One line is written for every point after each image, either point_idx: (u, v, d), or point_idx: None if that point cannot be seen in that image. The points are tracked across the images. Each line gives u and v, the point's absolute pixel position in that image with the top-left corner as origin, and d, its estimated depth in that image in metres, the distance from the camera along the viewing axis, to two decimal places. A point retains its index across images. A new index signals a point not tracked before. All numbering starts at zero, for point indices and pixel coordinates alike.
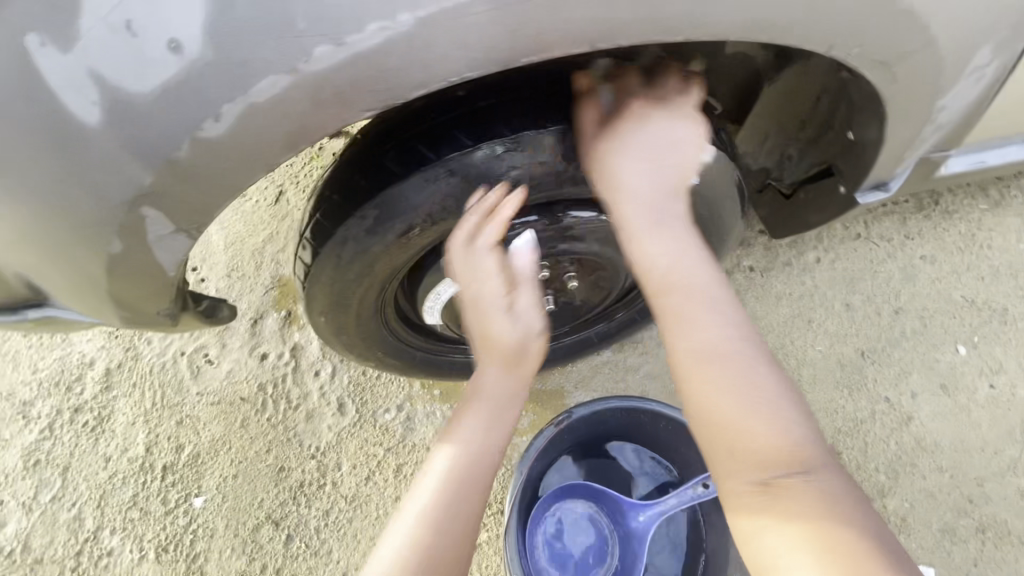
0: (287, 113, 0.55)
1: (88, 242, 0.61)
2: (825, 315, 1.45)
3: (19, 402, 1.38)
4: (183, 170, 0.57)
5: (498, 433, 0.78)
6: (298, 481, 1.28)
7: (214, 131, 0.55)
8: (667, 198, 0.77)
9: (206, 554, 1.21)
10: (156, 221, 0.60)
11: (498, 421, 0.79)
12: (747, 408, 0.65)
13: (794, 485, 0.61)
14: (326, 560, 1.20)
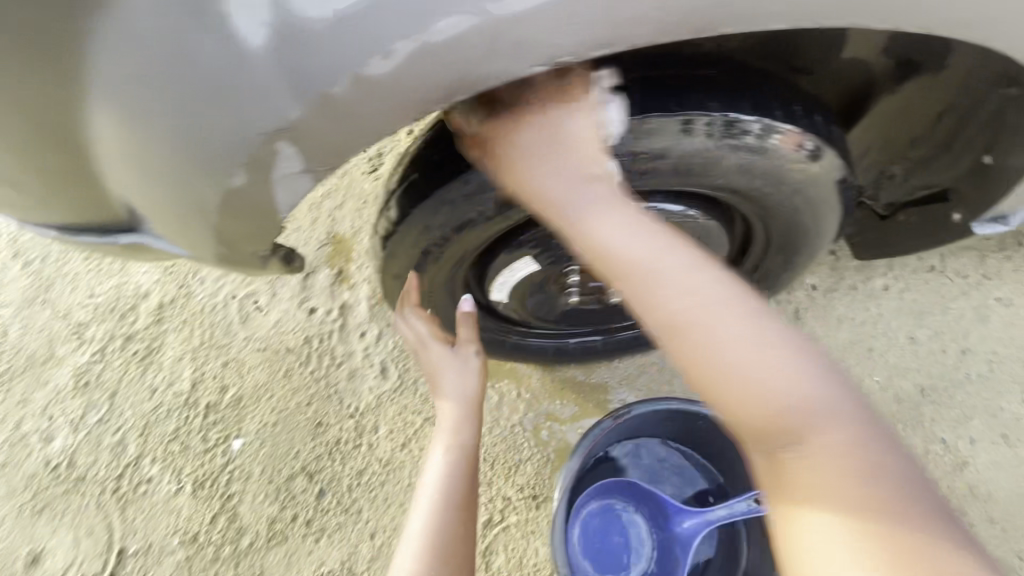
0: (457, 60, 0.50)
1: (211, 174, 0.54)
2: (888, 345, 1.39)
3: (75, 322, 1.41)
4: (336, 107, 0.51)
5: (469, 429, 0.94)
6: (335, 437, 1.28)
7: (380, 70, 0.49)
8: (585, 183, 0.64)
9: (240, 496, 1.23)
10: (289, 158, 0.54)
11: (465, 419, 0.94)
12: (742, 378, 0.54)
13: (821, 459, 0.50)
14: (356, 518, 1.21)
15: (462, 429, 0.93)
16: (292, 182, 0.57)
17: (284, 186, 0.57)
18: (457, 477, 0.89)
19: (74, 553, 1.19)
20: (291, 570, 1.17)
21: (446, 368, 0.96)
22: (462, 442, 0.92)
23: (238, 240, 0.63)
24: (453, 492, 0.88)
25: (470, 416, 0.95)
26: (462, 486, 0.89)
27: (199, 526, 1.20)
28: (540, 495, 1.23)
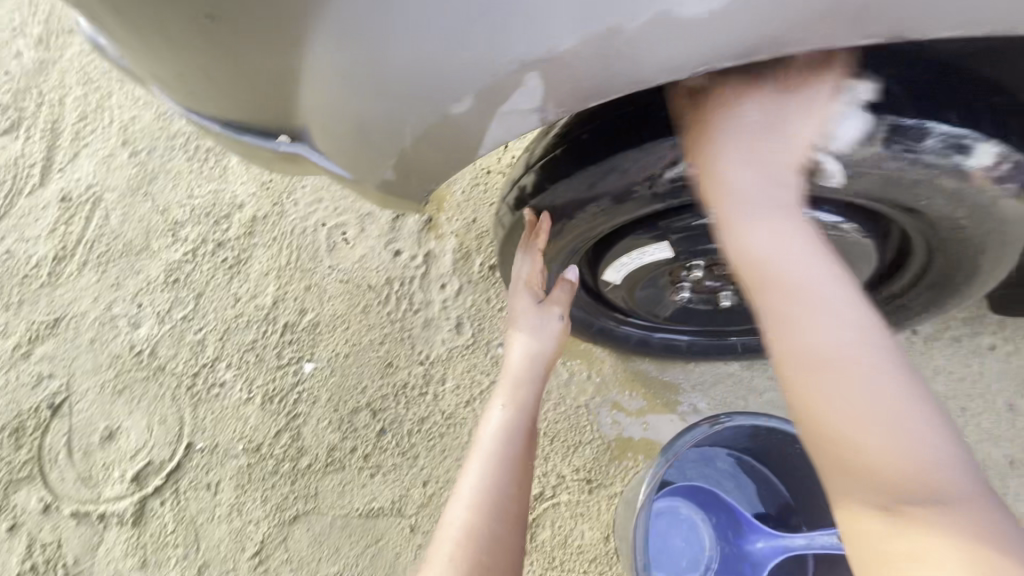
0: (785, 14, 0.47)
1: (438, 95, 0.53)
2: (983, 407, 1.30)
3: (171, 219, 1.44)
4: (616, 46, 0.48)
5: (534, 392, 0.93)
6: (402, 380, 1.29)
7: (694, 11, 0.46)
8: (780, 185, 0.64)
9: (305, 418, 1.25)
10: (529, 92, 0.52)
11: (530, 380, 0.93)
12: (865, 407, 0.53)
13: (930, 529, 0.47)
14: (412, 463, 1.22)
15: (526, 391, 0.92)
16: (511, 121, 0.55)
17: (505, 121, 0.55)
18: (517, 438, 0.87)
19: (146, 437, 1.22)
20: (343, 497, 1.19)
21: (525, 322, 0.92)
22: (526, 403, 0.91)
23: (421, 170, 0.62)
24: (513, 451, 0.85)
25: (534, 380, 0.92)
26: (521, 448, 0.86)
27: (263, 438, 1.23)
28: (595, 481, 1.22)
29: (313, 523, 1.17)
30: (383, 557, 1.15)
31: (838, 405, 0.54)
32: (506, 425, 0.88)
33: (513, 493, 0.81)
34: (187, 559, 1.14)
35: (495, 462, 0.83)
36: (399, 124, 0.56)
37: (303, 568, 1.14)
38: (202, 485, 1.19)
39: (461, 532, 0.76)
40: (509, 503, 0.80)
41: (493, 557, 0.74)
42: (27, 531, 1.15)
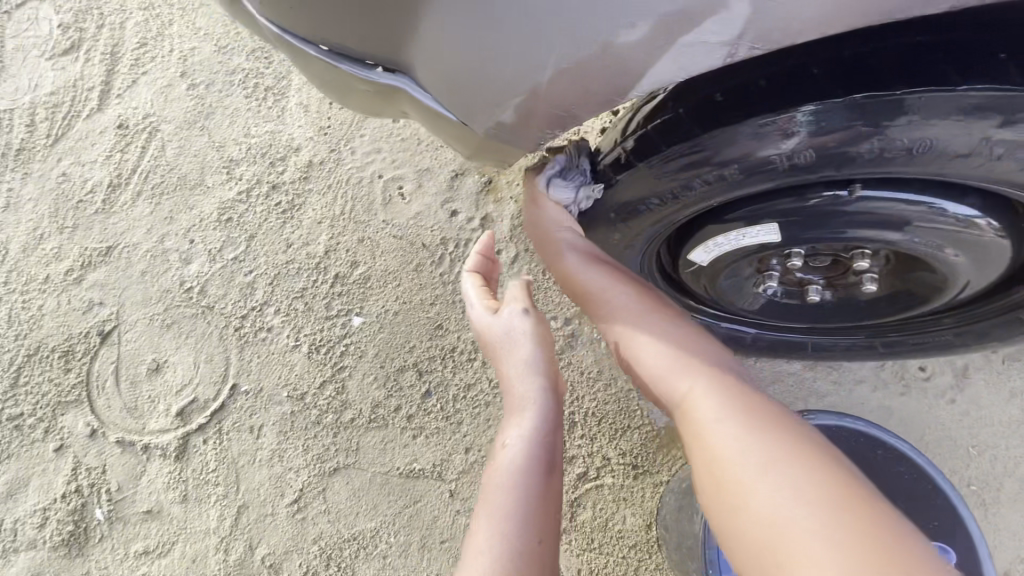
0: None
1: (614, 22, 0.47)
2: None
3: (227, 156, 1.40)
4: None
5: (545, 414, 0.80)
6: (451, 344, 1.25)
7: None
8: (606, 267, 0.88)
9: (351, 371, 1.23)
10: (727, 21, 0.46)
11: (539, 405, 0.80)
12: (661, 350, 0.81)
13: (725, 447, 0.66)
14: (455, 428, 1.19)
15: (533, 420, 0.79)
16: (694, 55, 0.49)
17: (686, 55, 0.49)
18: (527, 481, 0.76)
19: (192, 374, 1.21)
20: (384, 455, 1.17)
21: (517, 347, 0.83)
22: (534, 434, 0.79)
23: (543, 109, 0.57)
24: (523, 502, 0.74)
25: (548, 401, 0.81)
26: (534, 491, 0.76)
27: (308, 387, 1.21)
28: (640, 467, 1.18)
29: (353, 477, 1.15)
30: (421, 518, 1.14)
31: (652, 357, 0.81)
32: (514, 469, 0.77)
33: (527, 553, 0.71)
34: (227, 498, 1.13)
35: (500, 521, 0.73)
36: (540, 52, 0.50)
37: (341, 521, 1.13)
38: (245, 428, 1.18)
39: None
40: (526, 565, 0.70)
41: None
42: (73, 453, 1.15)
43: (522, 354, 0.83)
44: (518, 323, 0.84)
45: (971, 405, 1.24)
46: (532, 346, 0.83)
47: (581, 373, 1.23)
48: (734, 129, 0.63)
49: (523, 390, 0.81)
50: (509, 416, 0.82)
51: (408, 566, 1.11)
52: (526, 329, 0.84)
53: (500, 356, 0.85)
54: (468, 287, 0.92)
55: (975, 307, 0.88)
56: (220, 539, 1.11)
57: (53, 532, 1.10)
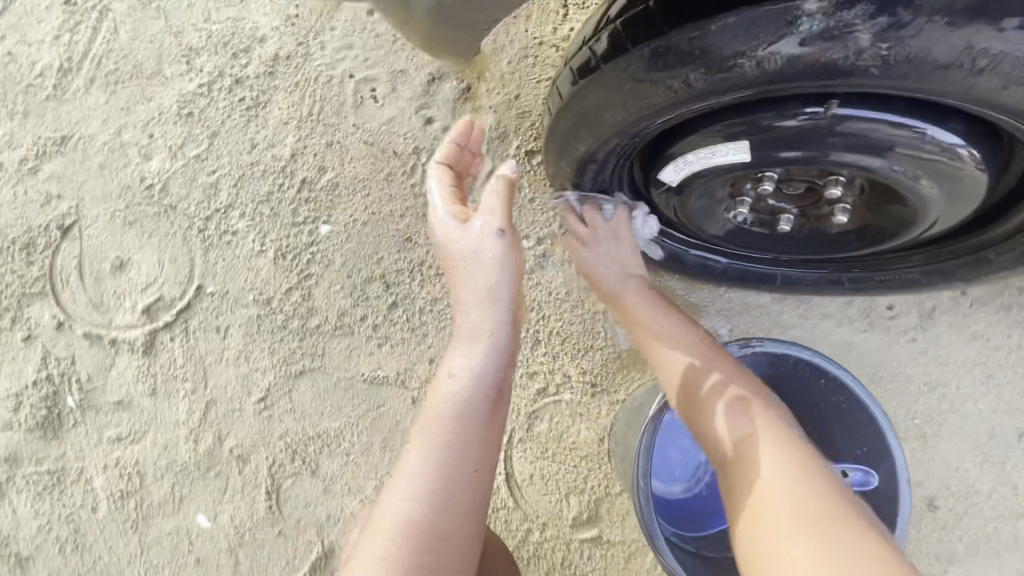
0: None
1: None
2: (1009, 378, 1.25)
3: (186, 44, 1.29)
4: None
5: (498, 348, 0.81)
6: (419, 258, 1.23)
7: None
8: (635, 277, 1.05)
9: (318, 280, 1.22)
10: None
11: (495, 336, 0.81)
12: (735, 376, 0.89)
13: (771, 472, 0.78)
14: (419, 340, 1.21)
15: (487, 350, 0.81)
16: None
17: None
18: (474, 411, 0.76)
19: (157, 274, 1.20)
20: (349, 361, 1.19)
21: (477, 274, 0.84)
22: (486, 364, 0.79)
23: None
24: (462, 431, 0.75)
25: (507, 334, 0.82)
26: (476, 420, 0.76)
27: (274, 292, 1.21)
28: (598, 385, 1.21)
29: (318, 380, 1.18)
30: (383, 422, 1.18)
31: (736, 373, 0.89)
32: (459, 399, 0.77)
33: (461, 480, 0.71)
34: (195, 393, 1.16)
35: (438, 445, 0.73)
36: None
37: (306, 420, 1.17)
38: (212, 328, 1.19)
39: (398, 532, 0.68)
40: (457, 489, 0.71)
41: (447, 545, 0.68)
42: (42, 344, 1.16)
43: (485, 280, 0.84)
44: (487, 243, 0.83)
45: (930, 344, 1.27)
46: (498, 271, 0.83)
47: (549, 293, 1.24)
48: (705, 29, 0.58)
49: (480, 327, 0.81)
50: (459, 340, 0.83)
51: (370, 465, 1.16)
52: (494, 252, 0.83)
53: (457, 279, 0.85)
54: (435, 188, 0.90)
55: (949, 244, 0.86)
56: (189, 430, 1.15)
57: (26, 416, 1.13)
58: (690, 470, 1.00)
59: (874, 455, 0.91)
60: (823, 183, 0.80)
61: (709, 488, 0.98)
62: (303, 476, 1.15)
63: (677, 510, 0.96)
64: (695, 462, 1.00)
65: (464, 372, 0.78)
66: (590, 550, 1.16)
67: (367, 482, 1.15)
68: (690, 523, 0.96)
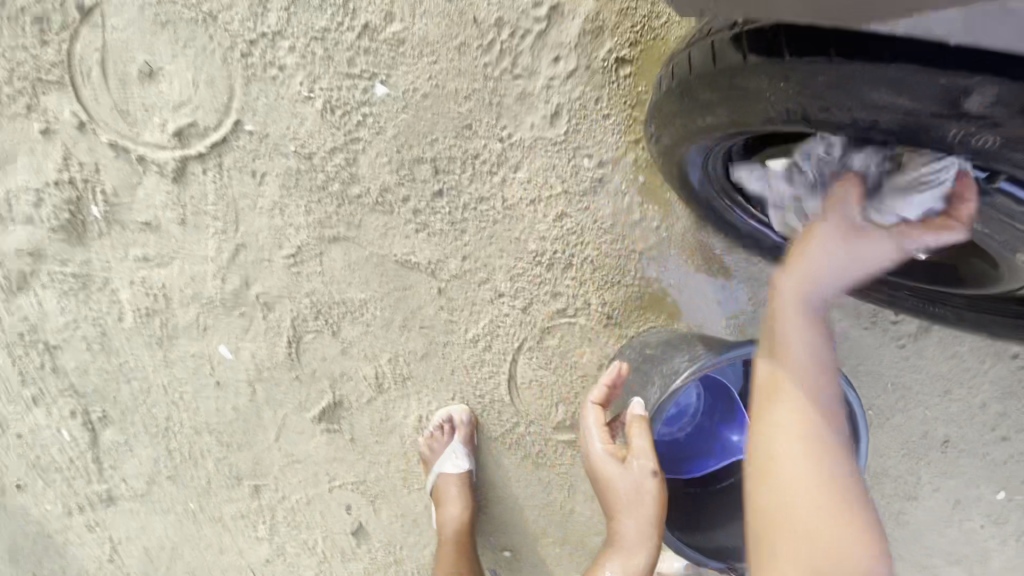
0: None
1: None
2: (961, 395, 1.40)
3: None
4: None
5: (642, 561, 0.99)
6: (475, 150, 1.17)
7: None
8: None
9: (365, 146, 1.15)
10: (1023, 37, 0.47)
11: (643, 552, 0.98)
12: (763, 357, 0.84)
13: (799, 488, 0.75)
14: (457, 236, 1.20)
15: (635, 556, 0.98)
16: (987, 22, 0.47)
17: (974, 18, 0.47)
18: None
19: (190, 94, 1.09)
20: (383, 239, 1.19)
21: (633, 504, 0.97)
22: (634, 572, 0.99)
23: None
24: None
25: (649, 546, 0.97)
26: None
27: (317, 149, 1.14)
28: (614, 318, 1.28)
29: (350, 250, 1.18)
30: (406, 303, 1.22)
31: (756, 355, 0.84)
32: None
33: None
34: (225, 233, 1.15)
35: None
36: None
37: (333, 285, 1.19)
38: (247, 171, 1.13)
39: None
40: None
41: None
42: (61, 140, 1.08)
43: (643, 514, 0.97)
44: (644, 483, 0.97)
45: (914, 354, 1.37)
46: (654, 506, 0.96)
47: (595, 221, 1.23)
48: (928, 79, 0.52)
49: (624, 535, 0.99)
50: (615, 551, 1.01)
51: (387, 339, 1.23)
52: (651, 491, 0.97)
53: (615, 504, 0.99)
54: (591, 423, 1.06)
55: (994, 303, 0.91)
56: (218, 268, 1.16)
57: (48, 214, 1.11)
58: (680, 414, 1.08)
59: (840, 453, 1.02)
60: None
61: (687, 436, 1.09)
62: (323, 334, 1.21)
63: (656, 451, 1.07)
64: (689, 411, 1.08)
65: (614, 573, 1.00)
66: (565, 448, 1.30)
67: (382, 353, 1.23)
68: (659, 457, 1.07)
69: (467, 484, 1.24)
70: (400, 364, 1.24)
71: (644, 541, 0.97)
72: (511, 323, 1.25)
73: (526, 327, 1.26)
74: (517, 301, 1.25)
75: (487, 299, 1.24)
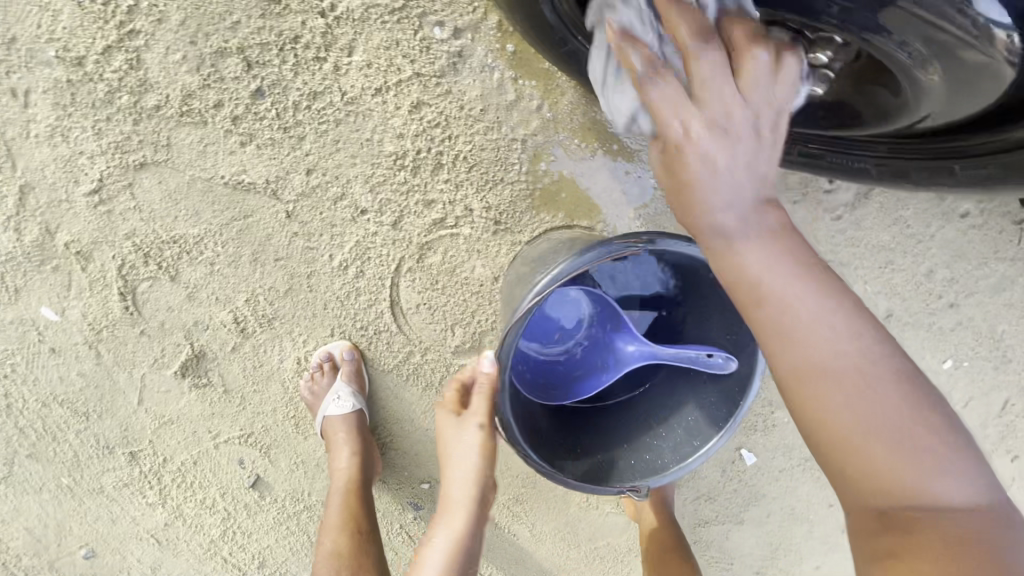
0: None
1: None
2: (905, 265, 1.25)
3: None
4: None
5: (467, 518, 0.84)
6: (292, 31, 0.93)
7: None
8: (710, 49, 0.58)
9: (148, 41, 0.91)
10: None
11: (468, 508, 0.84)
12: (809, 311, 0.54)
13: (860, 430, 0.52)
14: (294, 145, 0.99)
15: (462, 514, 0.84)
16: None
17: None
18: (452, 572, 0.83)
19: None
20: (204, 159, 0.98)
21: (461, 456, 0.83)
22: (464, 533, 0.84)
23: None
24: None
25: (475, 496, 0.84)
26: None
27: (86, 51, 0.90)
28: (503, 223, 1.09)
29: (165, 177, 0.98)
30: (251, 234, 1.04)
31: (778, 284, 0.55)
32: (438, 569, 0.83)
33: None
34: (3, 173, 0.95)
35: None
36: None
37: (156, 221, 1.00)
38: (5, 91, 0.91)
39: None
40: None
41: None
42: None
43: (470, 466, 0.83)
44: (472, 434, 0.82)
45: (852, 225, 1.21)
46: (479, 456, 0.82)
47: (461, 107, 1.01)
48: None
49: (452, 495, 0.85)
50: (442, 512, 0.86)
51: (239, 277, 1.06)
52: (477, 445, 0.82)
53: (444, 459, 0.86)
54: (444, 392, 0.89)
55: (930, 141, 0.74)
56: (7, 217, 0.97)
57: None
58: (569, 330, 0.90)
59: (735, 349, 0.85)
60: (813, 40, 0.63)
61: (584, 351, 0.90)
62: (161, 280, 1.04)
63: (545, 378, 0.90)
64: (574, 326, 0.90)
65: (442, 534, 0.85)
66: None
67: (237, 293, 1.07)
68: (540, 384, 0.90)
69: (358, 425, 1.14)
70: (262, 303, 1.08)
71: (470, 496, 0.84)
72: (381, 243, 1.07)
73: (400, 245, 1.08)
74: (384, 217, 1.06)
75: (348, 218, 1.05)
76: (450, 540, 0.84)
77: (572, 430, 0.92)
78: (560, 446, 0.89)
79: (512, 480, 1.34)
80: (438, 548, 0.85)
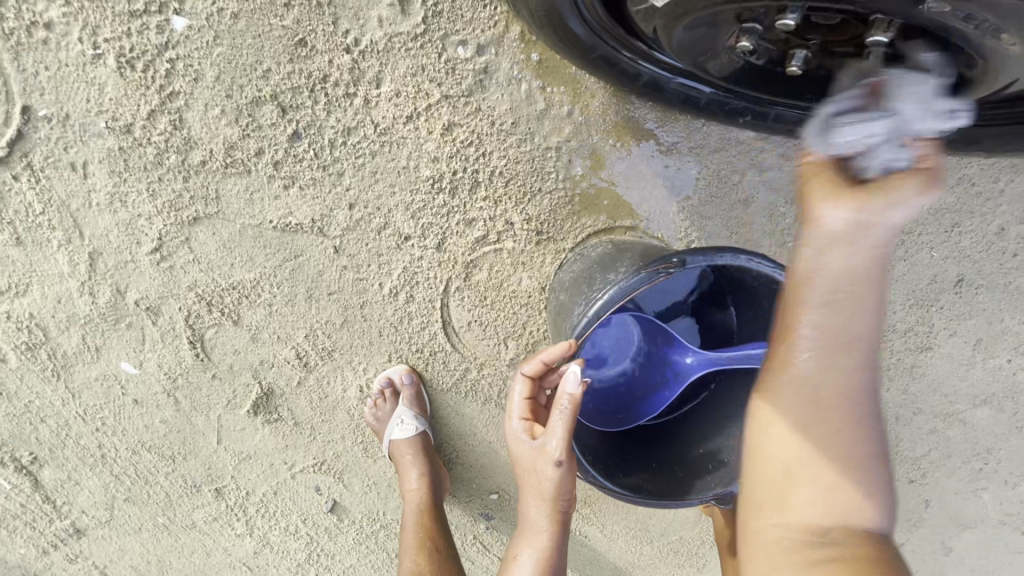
0: None
1: None
2: (973, 226, 1.16)
3: None
4: None
5: (562, 488, 0.86)
6: (320, 70, 0.94)
7: None
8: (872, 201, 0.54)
9: (187, 100, 0.94)
10: None
11: (559, 480, 0.85)
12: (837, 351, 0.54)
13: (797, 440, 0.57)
14: (334, 181, 1.01)
15: (554, 490, 0.86)
16: None
17: None
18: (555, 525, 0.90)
19: None
20: (252, 207, 1.01)
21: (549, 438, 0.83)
22: (561, 497, 0.87)
23: None
24: (549, 537, 0.90)
25: (567, 471, 0.84)
26: (559, 532, 0.90)
27: (132, 117, 0.94)
28: (545, 233, 1.07)
29: (218, 228, 1.02)
30: (303, 272, 1.06)
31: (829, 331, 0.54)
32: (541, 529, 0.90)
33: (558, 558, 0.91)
34: (72, 243, 1.00)
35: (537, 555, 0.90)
36: None
37: (214, 271, 1.04)
38: (64, 165, 0.96)
39: None
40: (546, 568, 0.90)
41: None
42: None
43: (556, 448, 0.82)
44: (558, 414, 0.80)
45: None
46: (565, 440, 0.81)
47: (491, 123, 1.00)
48: None
49: (542, 474, 0.86)
50: (528, 486, 0.90)
51: (297, 315, 1.09)
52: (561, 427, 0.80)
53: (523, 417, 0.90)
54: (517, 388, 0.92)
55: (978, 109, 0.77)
56: (81, 283, 1.03)
57: None
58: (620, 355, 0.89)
59: None
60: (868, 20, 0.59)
61: (640, 370, 0.89)
62: (225, 325, 1.08)
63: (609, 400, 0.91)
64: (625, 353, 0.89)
65: (537, 502, 0.89)
66: None
67: (296, 330, 1.10)
68: (605, 411, 0.91)
69: (423, 447, 1.17)
70: (320, 337, 1.11)
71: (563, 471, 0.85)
72: (428, 266, 1.08)
73: (446, 267, 1.09)
74: (428, 240, 1.06)
75: (393, 246, 1.06)
76: (546, 507, 0.89)
77: (644, 446, 0.91)
78: (628, 464, 0.89)
79: (578, 483, 1.34)
80: (539, 515, 0.90)
